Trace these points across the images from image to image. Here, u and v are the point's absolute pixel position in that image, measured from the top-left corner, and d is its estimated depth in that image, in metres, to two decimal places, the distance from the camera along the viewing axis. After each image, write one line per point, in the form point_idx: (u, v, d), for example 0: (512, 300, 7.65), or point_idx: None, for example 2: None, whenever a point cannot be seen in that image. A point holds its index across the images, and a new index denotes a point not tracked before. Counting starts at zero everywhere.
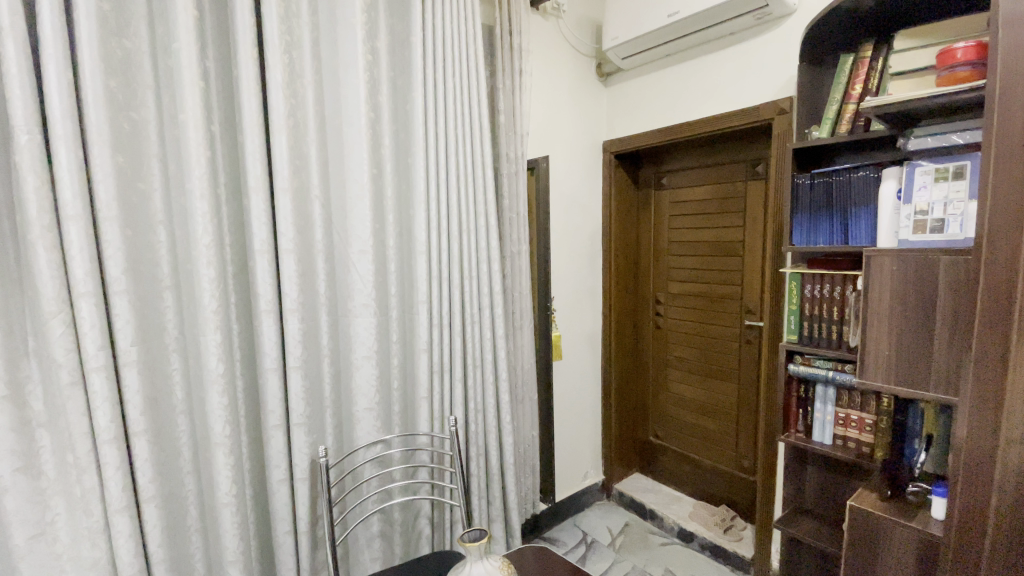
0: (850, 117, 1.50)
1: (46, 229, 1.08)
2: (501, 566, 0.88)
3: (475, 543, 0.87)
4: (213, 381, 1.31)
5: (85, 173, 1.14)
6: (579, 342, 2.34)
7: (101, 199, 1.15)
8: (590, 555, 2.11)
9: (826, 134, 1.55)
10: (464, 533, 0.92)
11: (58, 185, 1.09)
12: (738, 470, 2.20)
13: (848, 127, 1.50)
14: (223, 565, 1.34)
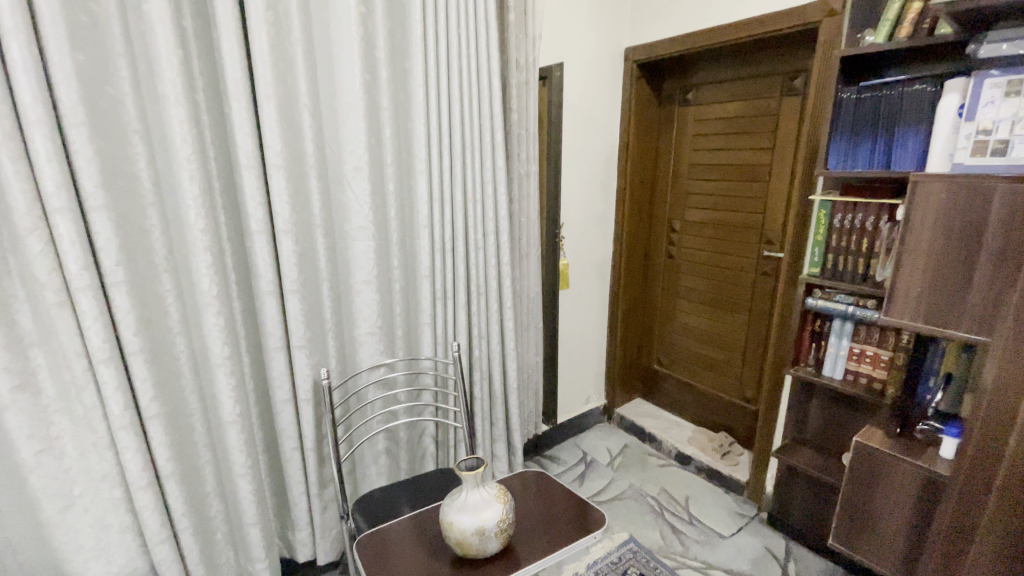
0: (914, 17, 1.29)
1: (8, 137, 0.98)
2: (497, 494, 0.85)
3: (472, 473, 0.84)
4: (208, 303, 1.27)
5: (43, 72, 1.01)
6: (588, 270, 2.26)
7: (65, 103, 1.03)
8: (588, 473, 2.20)
9: (881, 39, 1.35)
10: (460, 460, 0.88)
11: (14, 86, 0.98)
12: (741, 400, 2.21)
13: (910, 30, 1.30)
14: (234, 477, 1.39)
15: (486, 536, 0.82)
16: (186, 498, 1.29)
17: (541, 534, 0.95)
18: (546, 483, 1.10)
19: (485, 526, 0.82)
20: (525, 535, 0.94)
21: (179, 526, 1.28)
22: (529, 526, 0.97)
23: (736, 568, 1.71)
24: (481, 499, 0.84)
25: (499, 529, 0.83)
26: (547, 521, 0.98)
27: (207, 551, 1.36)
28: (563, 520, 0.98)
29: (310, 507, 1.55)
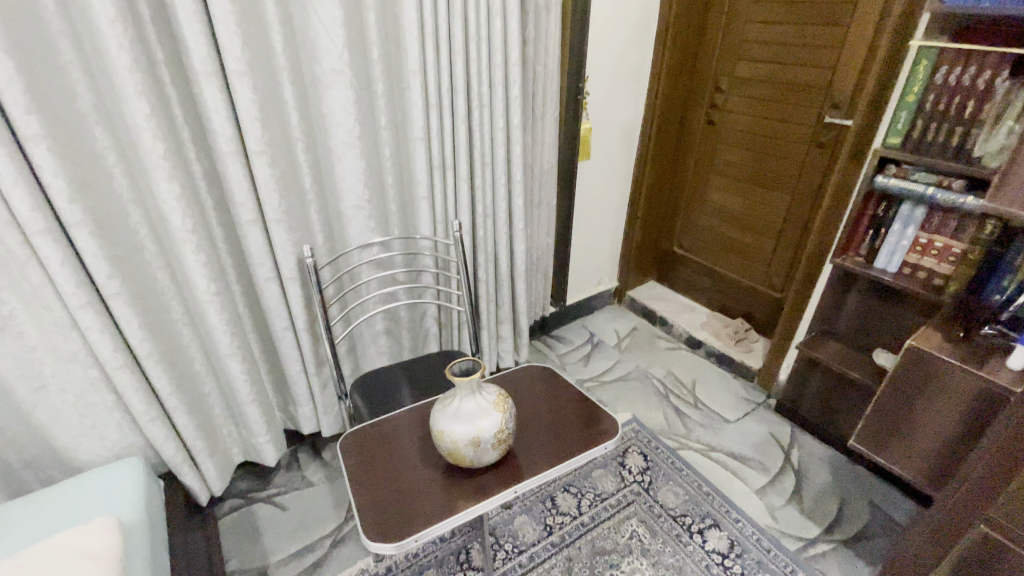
0: None
1: None
2: (497, 401, 0.72)
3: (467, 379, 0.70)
4: (156, 166, 1.06)
5: None
6: (612, 137, 1.95)
7: None
8: (594, 354, 2.14)
9: None
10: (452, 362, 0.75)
11: None
12: (764, 287, 2.06)
13: None
14: (222, 357, 1.31)
15: (483, 447, 0.72)
16: (171, 378, 1.22)
17: (547, 443, 0.84)
18: (560, 385, 0.99)
19: (481, 438, 0.70)
20: (529, 444, 0.84)
21: (168, 405, 1.23)
22: (535, 433, 0.87)
23: (738, 452, 1.71)
24: (478, 408, 0.71)
25: (498, 440, 0.72)
26: (554, 428, 0.88)
27: (204, 426, 1.34)
28: (573, 427, 0.88)
29: (309, 386, 1.50)
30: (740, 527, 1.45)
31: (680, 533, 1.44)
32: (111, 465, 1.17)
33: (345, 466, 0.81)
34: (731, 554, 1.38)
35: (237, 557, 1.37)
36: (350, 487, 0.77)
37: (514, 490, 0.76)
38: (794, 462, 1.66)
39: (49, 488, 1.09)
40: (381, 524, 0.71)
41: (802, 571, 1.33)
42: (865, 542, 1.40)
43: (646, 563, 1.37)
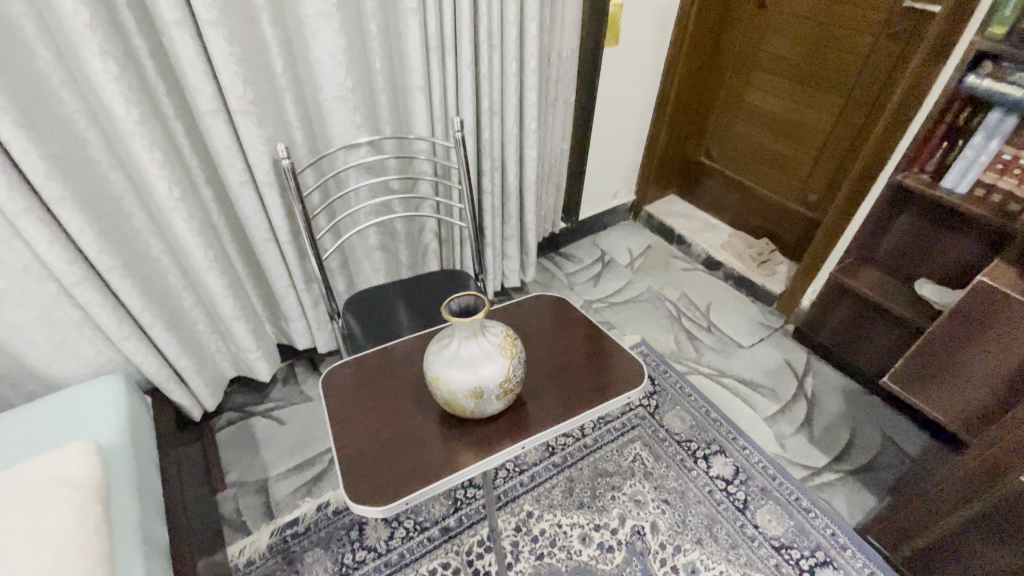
0: None
1: None
2: (503, 344, 0.62)
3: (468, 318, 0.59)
4: (82, 38, 0.85)
5: None
6: (643, 21, 1.65)
7: None
8: (605, 274, 2.01)
9: None
10: (450, 298, 0.66)
11: None
12: (797, 205, 1.88)
13: None
14: (198, 271, 1.19)
15: (487, 395, 0.62)
16: (143, 294, 1.11)
17: (561, 390, 0.74)
18: (578, 320, 0.87)
19: (485, 387, 0.61)
20: (539, 391, 0.74)
21: (144, 322, 1.13)
22: (546, 378, 0.76)
23: (750, 379, 1.64)
24: (482, 352, 0.61)
25: (504, 389, 0.62)
26: (568, 372, 0.77)
27: (188, 342, 1.25)
28: (591, 372, 0.77)
29: (300, 302, 1.39)
30: (746, 455, 1.42)
31: (684, 459, 1.41)
32: (90, 382, 1.11)
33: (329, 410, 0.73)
34: (735, 480, 1.36)
35: (235, 470, 1.35)
36: (332, 435, 0.69)
37: (520, 444, 0.67)
38: (808, 390, 1.60)
39: (26, 407, 1.04)
40: (367, 480, 0.63)
41: (807, 499, 1.31)
42: (874, 473, 1.37)
43: (648, 487, 1.35)
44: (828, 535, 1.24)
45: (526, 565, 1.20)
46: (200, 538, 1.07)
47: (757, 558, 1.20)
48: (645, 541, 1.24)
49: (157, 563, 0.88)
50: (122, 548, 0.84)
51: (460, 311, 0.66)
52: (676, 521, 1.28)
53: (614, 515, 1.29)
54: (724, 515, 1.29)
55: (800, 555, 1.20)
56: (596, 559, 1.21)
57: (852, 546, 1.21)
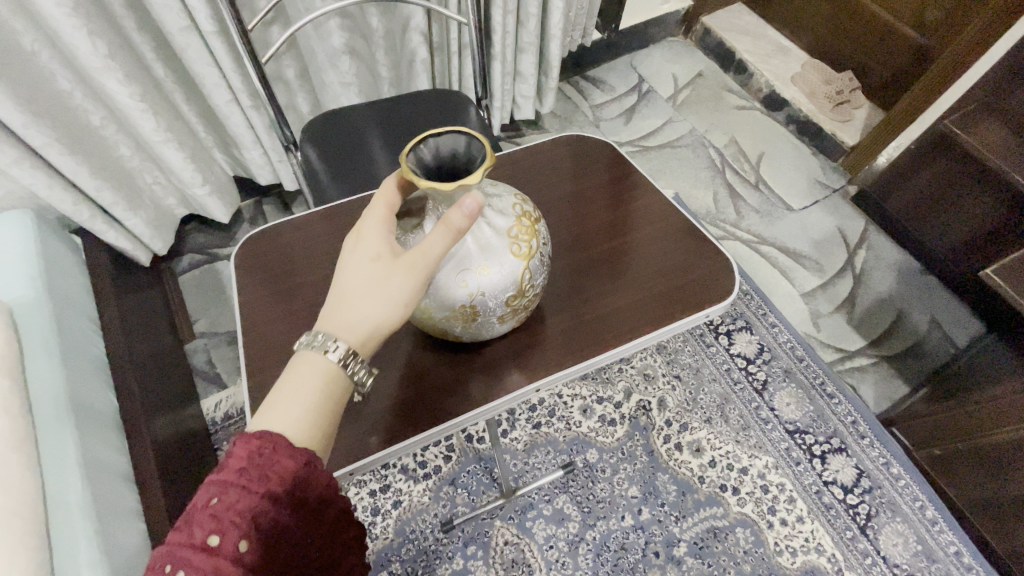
0: None
1: None
2: (512, 240, 0.45)
3: (453, 184, 0.41)
4: None
5: None
6: None
7: None
8: (640, 108, 1.62)
9: None
10: (421, 140, 0.46)
11: None
12: (904, 25, 1.43)
13: None
14: (93, 71, 0.86)
15: (483, 314, 0.48)
16: (22, 103, 0.80)
17: (597, 316, 0.60)
18: (613, 216, 0.69)
19: (479, 304, 0.46)
20: (567, 319, 0.60)
21: (34, 143, 0.84)
22: (577, 300, 0.61)
23: (794, 248, 1.41)
24: (477, 249, 0.44)
25: (510, 307, 0.48)
26: (609, 290, 0.62)
27: (110, 171, 0.99)
28: (634, 290, 0.62)
29: (251, 123, 1.08)
30: (774, 333, 1.26)
31: (704, 333, 1.26)
32: None
33: (243, 344, 0.60)
34: (757, 359, 1.22)
35: (204, 319, 1.21)
36: (247, 379, 0.57)
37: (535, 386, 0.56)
38: (857, 265, 1.38)
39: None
40: None
41: (832, 384, 1.19)
42: (912, 360, 1.24)
43: (660, 361, 1.23)
44: (847, 422, 1.14)
45: (522, 433, 1.13)
46: (163, 396, 0.96)
47: (768, 440, 1.12)
48: (650, 416, 1.15)
49: (102, 435, 0.76)
50: (47, 423, 0.70)
51: (434, 166, 0.47)
52: (686, 398, 1.18)
53: (619, 389, 1.19)
54: (740, 396, 1.18)
55: (813, 441, 1.12)
56: (596, 431, 1.13)
57: (872, 435, 1.12)
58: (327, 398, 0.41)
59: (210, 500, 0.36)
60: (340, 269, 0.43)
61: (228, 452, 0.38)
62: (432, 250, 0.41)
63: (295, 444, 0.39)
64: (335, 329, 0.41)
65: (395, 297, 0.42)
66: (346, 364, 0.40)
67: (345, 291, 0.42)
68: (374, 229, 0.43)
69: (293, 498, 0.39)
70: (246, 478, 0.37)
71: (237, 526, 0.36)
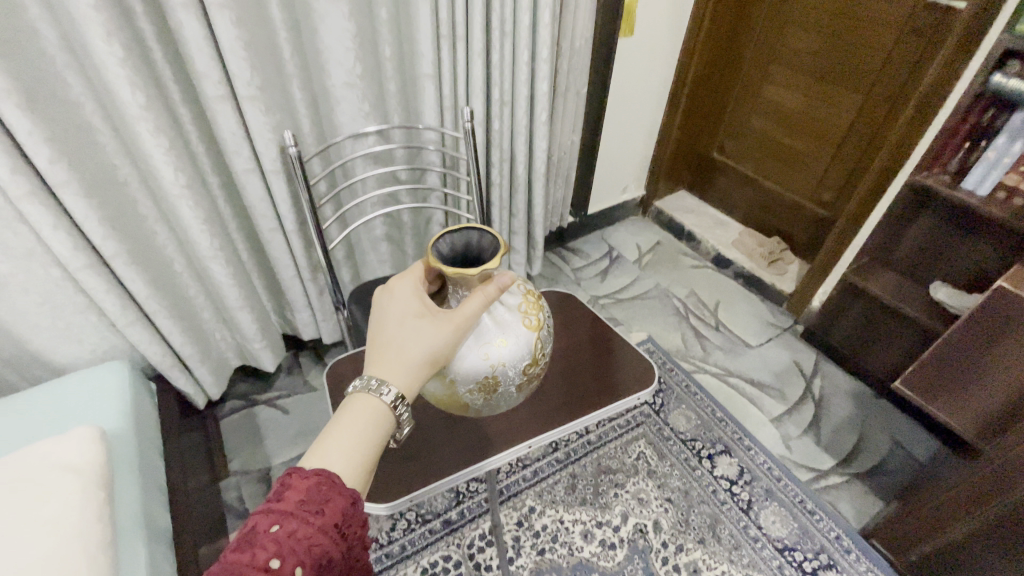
0: None
1: None
2: (524, 317, 0.65)
3: (477, 273, 0.59)
4: (87, 20, 0.82)
5: None
6: (659, 14, 1.62)
7: None
8: (612, 269, 1.99)
9: None
10: (439, 236, 0.64)
11: None
12: (808, 204, 1.85)
13: None
14: (203, 259, 1.18)
15: (502, 384, 0.65)
16: (149, 283, 1.09)
17: (559, 401, 0.87)
18: (567, 331, 0.99)
19: (500, 374, 0.63)
20: (541, 402, 0.87)
21: (148, 309, 1.12)
22: (547, 388, 0.89)
23: (757, 379, 1.62)
24: (494, 324, 0.63)
25: (526, 375, 0.66)
26: (566, 384, 0.89)
27: (193, 331, 1.25)
28: (584, 383, 0.90)
29: (305, 291, 1.38)
30: (752, 455, 1.40)
31: (688, 457, 1.40)
32: (93, 369, 1.09)
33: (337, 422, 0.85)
34: (740, 481, 1.34)
35: (239, 458, 1.36)
36: None
37: (527, 444, 0.81)
38: (815, 392, 1.58)
39: (17, 397, 1.00)
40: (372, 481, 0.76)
41: (811, 501, 1.29)
42: (882, 476, 1.36)
43: (651, 485, 1.34)
44: (831, 537, 1.23)
45: (527, 560, 1.20)
46: (202, 526, 1.07)
47: (760, 559, 1.19)
48: (647, 539, 1.23)
49: (161, 553, 0.87)
50: (125, 536, 0.83)
51: (447, 256, 0.65)
52: (678, 519, 1.27)
53: (616, 513, 1.28)
54: (727, 515, 1.27)
55: (803, 558, 1.19)
56: (598, 555, 1.21)
57: (856, 549, 1.20)
58: (371, 431, 0.54)
59: (273, 528, 0.46)
60: (391, 326, 0.58)
61: (287, 487, 0.48)
62: (467, 313, 0.58)
63: (344, 486, 0.50)
64: (393, 371, 0.56)
65: (436, 348, 0.57)
66: (395, 405, 0.55)
67: (396, 342, 0.57)
68: (416, 299, 0.59)
69: (338, 533, 0.48)
70: (303, 510, 0.47)
71: (293, 552, 0.45)
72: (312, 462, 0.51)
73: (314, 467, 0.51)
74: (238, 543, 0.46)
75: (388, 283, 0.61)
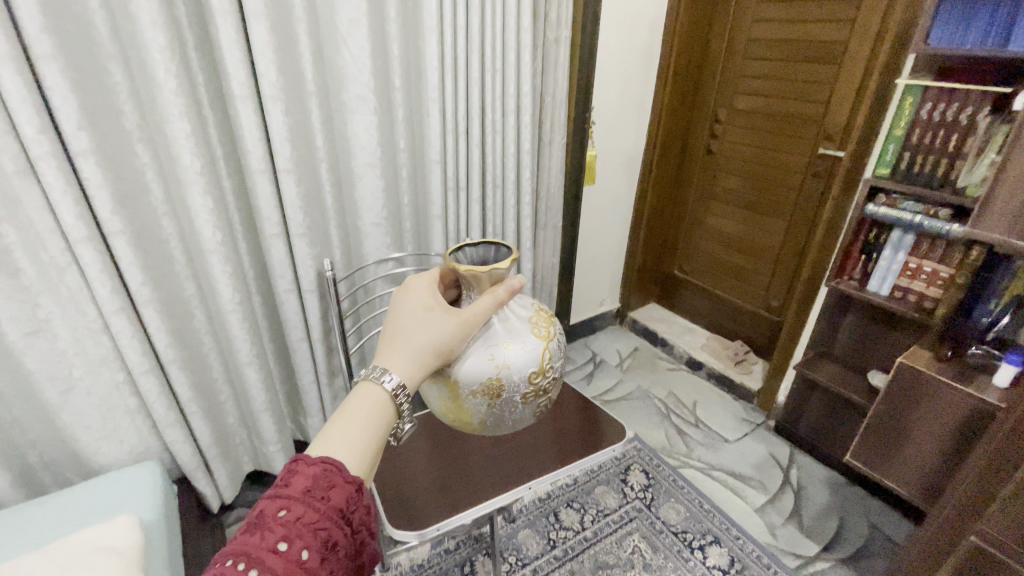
0: (928, 104, 1.24)
1: None
2: (533, 330, 0.78)
3: (485, 272, 0.73)
4: (191, 182, 1.12)
5: None
6: (615, 166, 2.05)
7: None
8: (597, 374, 2.17)
9: (899, 125, 1.30)
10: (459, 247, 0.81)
11: None
12: (760, 310, 2.13)
13: (932, 121, 1.24)
14: (239, 366, 1.36)
15: (506, 392, 0.74)
16: (192, 386, 1.26)
17: (550, 455, 1.02)
18: (556, 403, 1.17)
19: (503, 376, 0.73)
20: (537, 456, 1.02)
21: (187, 411, 1.27)
22: (541, 446, 1.05)
23: (738, 471, 1.73)
24: (505, 332, 0.75)
25: (532, 384, 0.74)
26: (557, 443, 1.05)
27: (219, 434, 1.38)
28: (572, 440, 1.05)
29: (321, 395, 1.54)
30: (741, 544, 1.46)
31: (681, 548, 1.45)
32: (129, 469, 1.20)
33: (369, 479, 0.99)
34: (732, 570, 1.39)
35: None
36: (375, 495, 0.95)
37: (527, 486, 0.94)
38: (793, 481, 1.68)
39: (58, 494, 1.08)
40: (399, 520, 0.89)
41: None
42: (865, 560, 1.42)
43: None
44: None
45: None
46: None
47: None
48: None
49: None
50: None
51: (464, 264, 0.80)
52: None
53: None
54: None
55: None
56: None
57: None
58: (372, 422, 0.62)
59: (281, 514, 0.51)
60: (405, 317, 0.70)
61: (293, 477, 0.54)
62: (473, 309, 0.71)
63: (346, 474, 0.56)
64: (401, 354, 0.67)
65: (442, 337, 0.69)
66: (395, 394, 0.64)
67: (408, 331, 0.69)
68: (429, 297, 0.72)
69: (340, 518, 0.54)
70: (309, 496, 0.53)
71: (299, 535, 0.50)
72: (318, 452, 0.58)
73: (319, 455, 0.57)
74: (248, 528, 0.50)
75: (409, 282, 0.74)
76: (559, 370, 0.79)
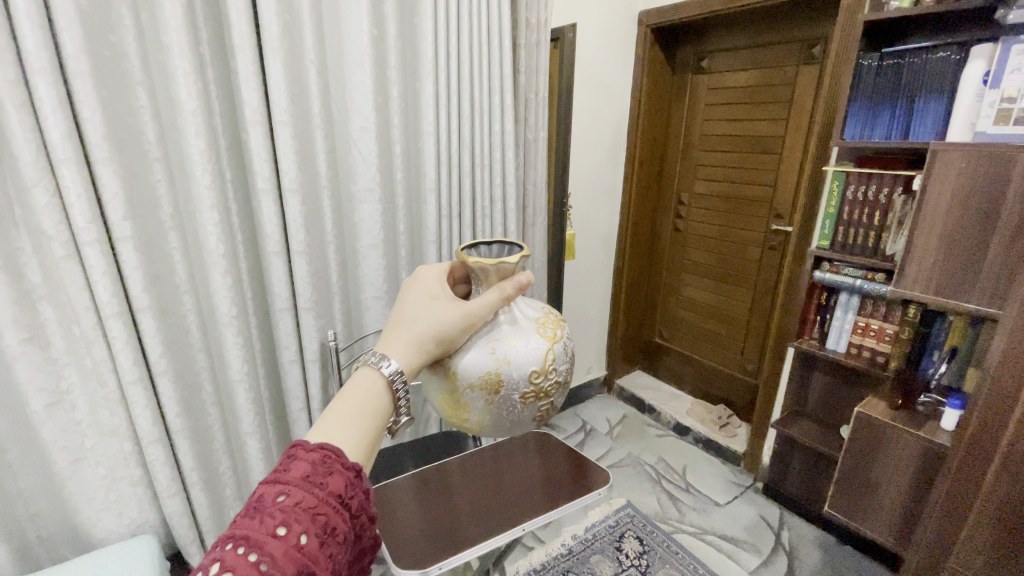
0: (852, 188, 1.46)
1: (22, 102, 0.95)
2: (540, 328, 0.79)
3: (492, 266, 0.76)
4: (214, 263, 1.24)
5: (57, 49, 0.98)
6: (593, 243, 2.25)
7: (75, 64, 0.99)
8: (588, 442, 2.22)
9: (833, 204, 1.52)
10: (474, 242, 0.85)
11: (29, 48, 0.94)
12: (738, 373, 2.24)
13: (858, 201, 1.46)
14: (241, 436, 1.41)
15: (503, 387, 0.74)
16: (195, 456, 1.31)
17: (542, 498, 1.09)
18: (545, 456, 1.25)
19: (503, 371, 0.73)
20: (529, 500, 1.09)
21: (188, 480, 1.31)
22: (533, 492, 1.11)
23: (730, 534, 1.74)
24: (510, 326, 0.77)
25: (532, 383, 0.74)
26: (547, 489, 1.12)
27: (215, 505, 1.39)
28: (561, 485, 1.13)
29: None
30: None
31: None
32: (127, 543, 1.21)
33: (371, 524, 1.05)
34: None
35: None
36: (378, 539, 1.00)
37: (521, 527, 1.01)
38: (785, 542, 1.70)
39: (56, 570, 1.09)
40: (401, 559, 0.94)
41: None
42: None
43: None
44: None
45: None
46: None
47: None
48: None
49: None
50: None
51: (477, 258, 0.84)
52: None
53: None
54: None
55: None
56: None
57: None
58: (365, 412, 0.66)
59: (280, 500, 0.53)
60: (411, 306, 0.76)
61: (291, 465, 0.56)
62: (476, 302, 0.75)
63: (342, 460, 0.59)
64: (402, 340, 0.73)
65: (443, 326, 0.74)
66: (392, 379, 0.68)
67: (411, 319, 0.75)
68: (437, 288, 0.77)
69: (337, 504, 0.56)
70: (307, 482, 0.55)
71: (298, 519, 0.52)
72: (315, 441, 0.60)
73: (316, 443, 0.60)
74: (247, 516, 0.52)
75: (421, 273, 0.80)
76: (563, 374, 0.79)
